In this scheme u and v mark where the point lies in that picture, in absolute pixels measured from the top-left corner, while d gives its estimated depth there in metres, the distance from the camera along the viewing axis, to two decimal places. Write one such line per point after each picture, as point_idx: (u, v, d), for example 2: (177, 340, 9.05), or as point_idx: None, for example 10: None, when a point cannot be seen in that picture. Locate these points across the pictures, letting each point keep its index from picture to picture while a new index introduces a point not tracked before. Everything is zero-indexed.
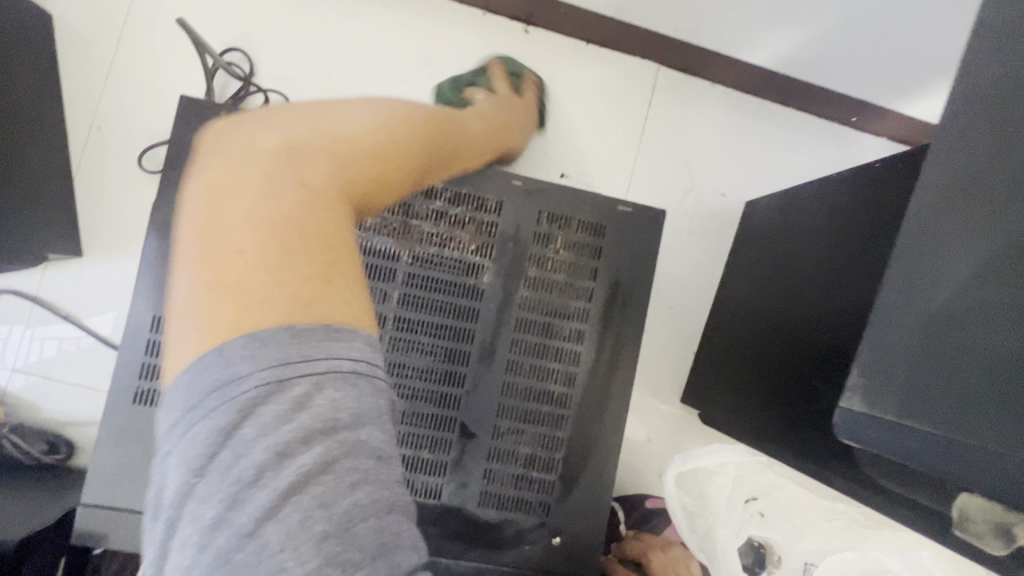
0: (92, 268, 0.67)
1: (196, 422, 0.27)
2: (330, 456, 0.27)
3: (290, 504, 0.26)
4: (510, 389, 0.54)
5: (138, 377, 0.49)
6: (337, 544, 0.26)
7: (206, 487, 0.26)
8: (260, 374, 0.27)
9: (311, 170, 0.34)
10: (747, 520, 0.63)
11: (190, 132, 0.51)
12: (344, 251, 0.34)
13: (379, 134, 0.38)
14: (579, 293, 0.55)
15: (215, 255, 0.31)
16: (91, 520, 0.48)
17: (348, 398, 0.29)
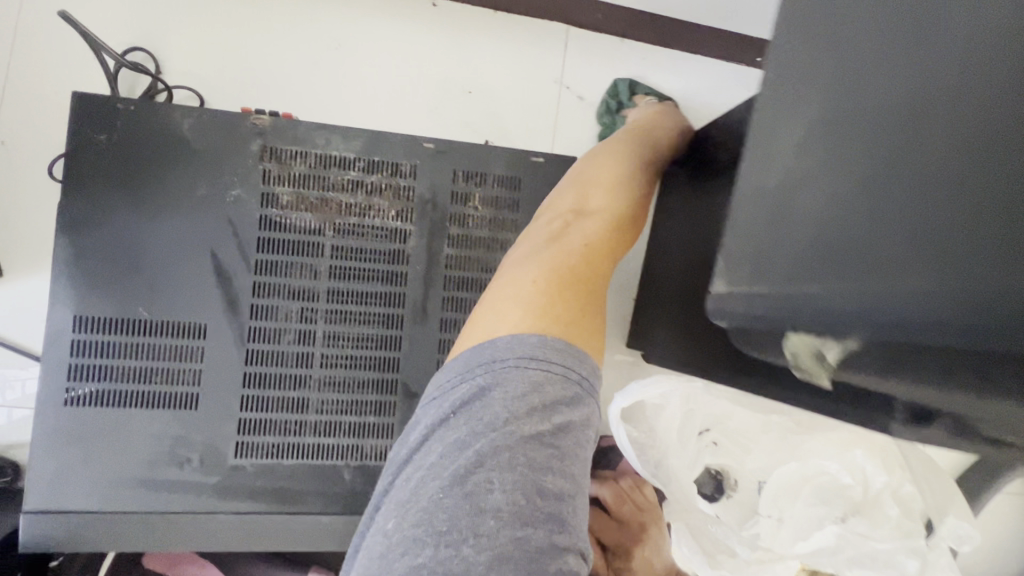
0: (15, 286, 0.66)
1: (466, 377, 0.40)
2: (543, 434, 0.38)
3: (511, 453, 0.37)
4: (446, 345, 0.55)
5: (68, 378, 0.49)
6: (535, 488, 0.36)
7: (459, 419, 0.38)
8: (518, 360, 0.39)
9: (567, 240, 0.49)
10: (701, 451, 0.67)
11: (88, 130, 0.50)
12: (583, 301, 0.45)
13: (624, 229, 0.53)
14: (502, 245, 0.57)
15: (507, 282, 0.45)
16: (38, 526, 0.48)
17: (571, 401, 0.40)
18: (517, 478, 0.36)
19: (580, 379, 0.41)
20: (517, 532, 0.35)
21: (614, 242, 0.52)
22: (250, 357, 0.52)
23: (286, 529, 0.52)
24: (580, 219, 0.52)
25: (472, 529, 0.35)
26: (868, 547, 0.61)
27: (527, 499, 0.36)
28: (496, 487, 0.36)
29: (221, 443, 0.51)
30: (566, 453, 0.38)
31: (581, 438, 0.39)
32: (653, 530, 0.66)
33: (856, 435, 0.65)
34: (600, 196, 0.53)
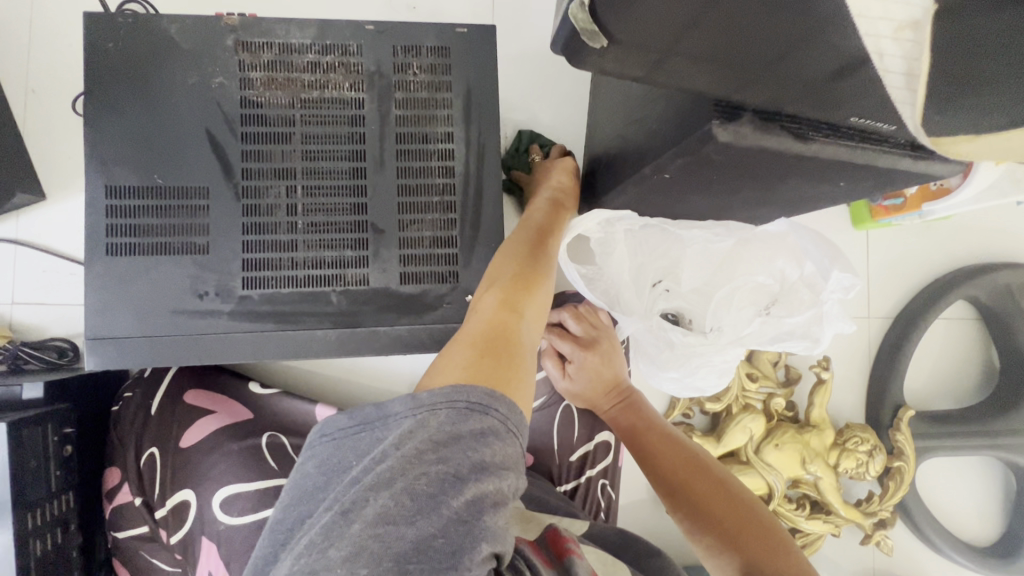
0: (59, 205, 0.80)
1: (360, 426, 0.42)
2: (425, 459, 0.39)
3: (392, 481, 0.38)
4: (404, 189, 0.67)
5: (106, 234, 0.62)
6: (408, 495, 0.37)
7: (351, 456, 0.40)
8: (408, 410, 0.41)
9: (477, 320, 0.54)
10: (656, 296, 0.79)
11: (99, 40, 0.63)
12: (493, 356, 0.48)
13: (530, 288, 0.59)
14: (442, 104, 0.68)
15: (428, 369, 0.48)
16: (98, 349, 0.61)
17: (460, 426, 0.41)
18: (392, 491, 0.37)
19: (475, 403, 0.42)
20: (382, 532, 0.36)
21: (516, 302, 0.57)
22: (246, 210, 0.65)
23: (292, 344, 0.65)
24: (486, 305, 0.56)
25: (341, 538, 0.36)
26: (785, 327, 0.72)
27: (403, 507, 0.37)
28: (370, 502, 0.37)
29: (230, 279, 0.64)
30: (451, 463, 0.39)
31: (473, 449, 0.40)
32: (606, 344, 0.76)
33: (776, 245, 0.73)
34: (501, 270, 0.61)
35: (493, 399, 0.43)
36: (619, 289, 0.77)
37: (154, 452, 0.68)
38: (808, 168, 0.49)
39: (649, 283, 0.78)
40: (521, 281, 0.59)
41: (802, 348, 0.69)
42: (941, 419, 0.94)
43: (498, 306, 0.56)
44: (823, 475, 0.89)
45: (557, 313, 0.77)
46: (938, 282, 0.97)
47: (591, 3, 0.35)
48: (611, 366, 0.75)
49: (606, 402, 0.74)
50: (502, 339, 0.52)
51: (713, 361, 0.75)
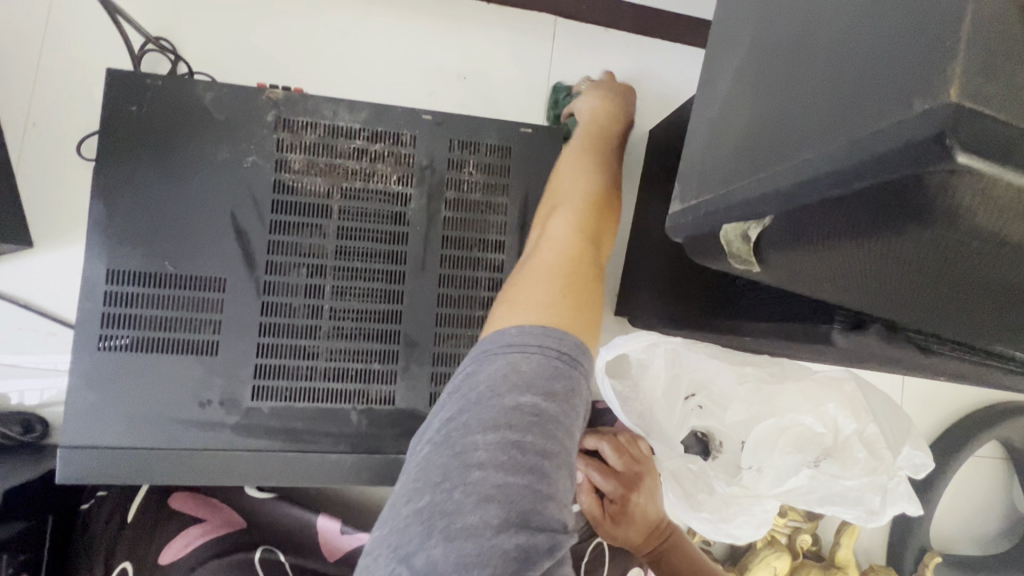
0: (45, 256, 0.71)
1: (458, 379, 0.45)
2: (525, 406, 0.41)
3: (497, 426, 0.41)
4: (444, 298, 0.61)
5: (100, 326, 0.54)
6: (515, 447, 0.40)
7: (453, 407, 0.43)
8: (498, 348, 0.44)
9: (549, 246, 0.54)
10: (687, 414, 0.71)
11: (120, 102, 0.55)
12: (568, 291, 0.49)
13: (601, 214, 0.60)
14: (496, 208, 0.62)
15: (506, 301, 0.50)
16: (73, 459, 0.53)
17: (551, 372, 0.43)
18: (500, 441, 0.40)
19: (561, 353, 0.44)
20: (501, 481, 0.39)
21: (589, 231, 0.57)
22: (265, 309, 0.57)
23: (299, 468, 0.57)
24: (558, 228, 0.56)
25: (465, 483, 0.39)
26: (837, 486, 0.67)
27: (510, 456, 0.40)
28: (480, 446, 0.40)
29: (239, 387, 0.56)
30: (541, 417, 0.41)
31: (561, 399, 0.43)
32: (648, 480, 0.70)
33: (828, 390, 0.68)
34: (568, 187, 0.59)
35: (581, 351, 0.46)
36: (650, 405, 0.71)
37: (127, 566, 0.59)
38: (917, 369, 0.44)
39: (681, 397, 0.71)
40: (591, 206, 0.59)
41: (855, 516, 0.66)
42: (965, 565, 0.90)
43: (572, 233, 0.56)
44: None
45: (594, 440, 0.71)
46: (972, 419, 0.93)
47: (757, 237, 0.32)
48: (653, 505, 0.69)
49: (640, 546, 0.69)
50: (575, 270, 0.52)
51: (750, 506, 0.69)
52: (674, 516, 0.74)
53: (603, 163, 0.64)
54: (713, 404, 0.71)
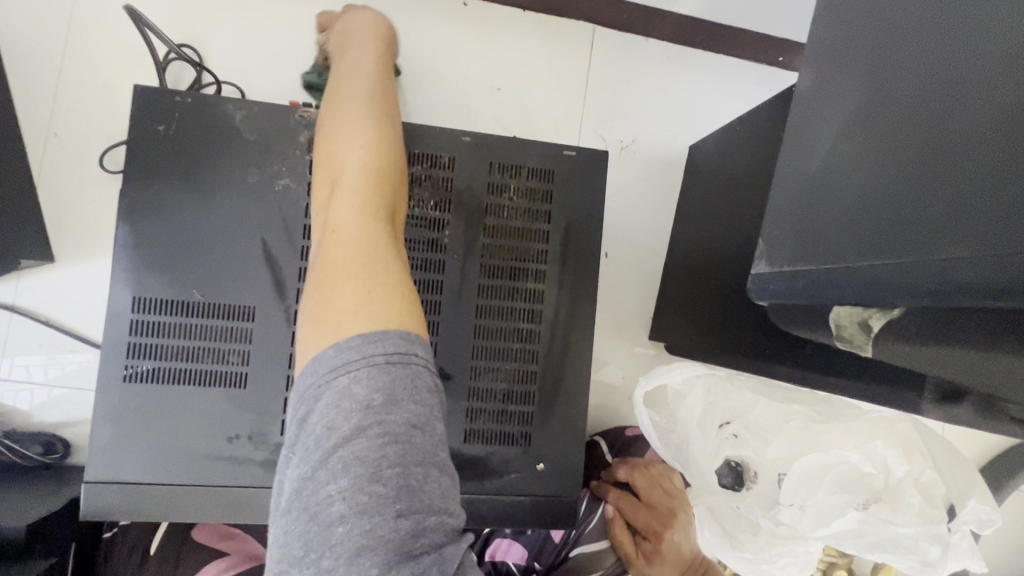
0: (67, 271, 0.68)
1: (297, 409, 0.36)
2: (364, 429, 0.34)
3: (353, 463, 0.33)
4: (482, 331, 0.58)
5: (126, 356, 0.52)
6: (372, 482, 0.33)
7: (298, 452, 0.35)
8: (322, 377, 0.36)
9: (342, 221, 0.43)
10: (723, 444, 0.68)
11: (150, 121, 0.53)
12: (364, 279, 0.40)
13: (390, 181, 0.46)
14: (537, 236, 0.59)
15: (326, 299, 0.40)
16: (97, 495, 0.51)
17: (386, 383, 0.35)
18: (352, 481, 0.33)
19: (394, 355, 0.36)
20: (365, 523, 0.32)
21: (379, 203, 0.45)
22: (296, 339, 0.54)
23: None
24: (343, 210, 0.43)
25: (326, 544, 0.32)
26: (890, 531, 0.62)
27: (371, 491, 0.33)
28: (334, 498, 0.33)
29: (268, 422, 0.54)
30: (399, 433, 0.34)
31: (413, 406, 0.35)
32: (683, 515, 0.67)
33: (877, 427, 0.66)
34: (352, 161, 0.45)
35: (410, 343, 0.37)
36: (688, 437, 0.68)
37: None
38: None
39: (716, 425, 0.68)
40: (380, 173, 0.46)
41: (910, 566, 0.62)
42: None
43: (367, 207, 0.43)
44: None
45: (624, 475, 0.69)
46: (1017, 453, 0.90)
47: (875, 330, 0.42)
48: (688, 543, 0.66)
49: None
50: (390, 247, 0.43)
51: (793, 548, 0.64)
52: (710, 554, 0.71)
53: (387, 117, 0.48)
54: (750, 434, 0.68)
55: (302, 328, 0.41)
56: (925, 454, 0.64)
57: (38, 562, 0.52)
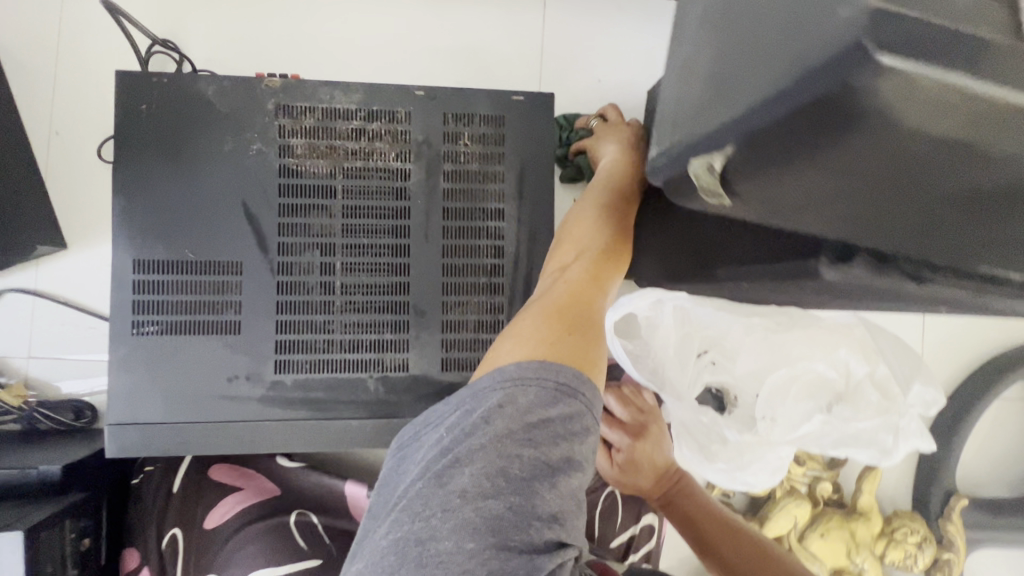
0: (80, 255, 0.76)
1: (455, 399, 0.45)
2: (512, 434, 0.41)
3: (490, 456, 0.41)
4: (450, 268, 0.63)
5: (133, 312, 0.58)
6: (501, 475, 0.40)
7: (447, 428, 0.43)
8: (499, 382, 0.44)
9: (552, 293, 0.55)
10: (701, 370, 0.72)
11: (133, 101, 0.58)
12: (566, 330, 0.49)
13: (608, 259, 0.60)
14: (493, 177, 0.64)
15: (515, 331, 0.50)
16: (119, 435, 0.58)
17: (547, 407, 0.43)
18: (483, 467, 0.40)
19: (563, 386, 0.44)
20: (481, 504, 0.39)
21: (581, 277, 0.56)
22: (281, 288, 0.60)
23: (324, 434, 0.60)
24: (556, 286, 0.56)
25: (445, 509, 0.39)
26: (851, 428, 0.67)
27: (497, 482, 0.40)
28: (466, 476, 0.40)
29: (263, 362, 0.60)
30: (540, 447, 0.41)
31: (564, 435, 0.43)
32: (655, 428, 0.72)
33: (840, 336, 0.69)
34: (583, 238, 0.61)
35: (580, 382, 0.45)
36: (661, 361, 0.72)
37: (177, 532, 0.64)
38: (911, 300, 0.44)
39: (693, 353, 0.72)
40: (593, 259, 0.59)
41: (870, 456, 0.66)
42: (995, 507, 0.89)
43: (586, 278, 0.57)
44: (870, 567, 0.84)
45: (600, 395, 0.74)
46: (997, 361, 0.92)
47: (722, 168, 0.33)
48: (661, 453, 0.71)
49: (652, 494, 0.70)
50: (581, 320, 0.51)
51: (765, 455, 0.70)
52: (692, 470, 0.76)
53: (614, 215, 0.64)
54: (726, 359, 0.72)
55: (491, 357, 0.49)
56: (880, 351, 0.68)
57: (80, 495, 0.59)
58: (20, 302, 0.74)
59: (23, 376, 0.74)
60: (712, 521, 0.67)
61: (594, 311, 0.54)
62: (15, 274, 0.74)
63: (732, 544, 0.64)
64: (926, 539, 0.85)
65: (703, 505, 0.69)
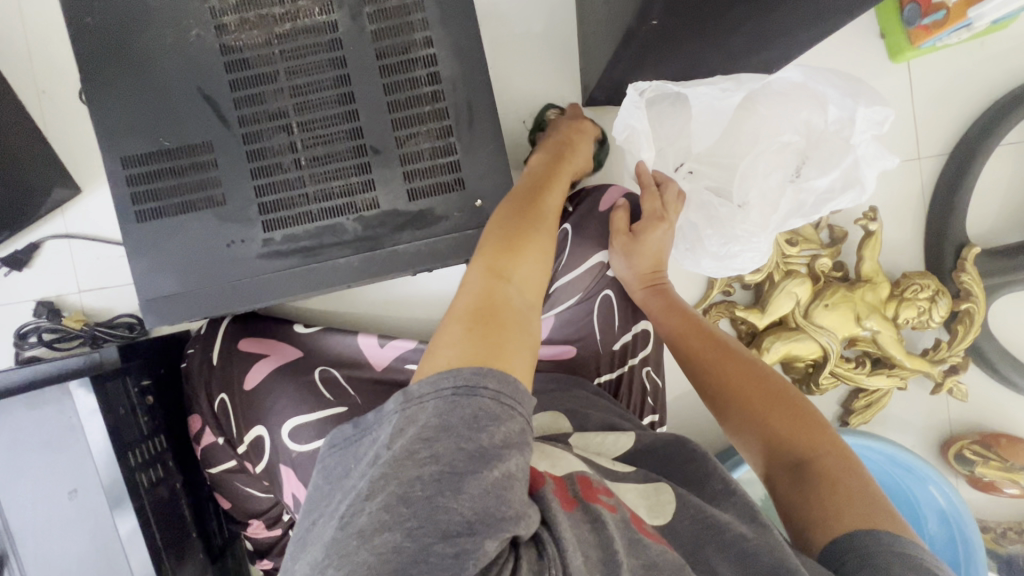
0: (95, 196, 0.85)
1: (361, 446, 0.43)
2: (407, 449, 0.38)
3: (379, 489, 0.36)
4: (395, 105, 0.67)
5: (133, 203, 0.66)
6: (400, 500, 0.36)
7: (352, 480, 0.40)
8: (395, 403, 0.41)
9: (468, 290, 0.50)
10: (680, 180, 0.82)
11: (82, 15, 0.65)
12: (491, 327, 0.46)
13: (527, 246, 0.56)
14: (414, 8, 0.66)
15: (445, 335, 0.46)
16: (153, 305, 0.67)
17: (453, 407, 0.39)
18: (381, 499, 0.36)
19: (462, 386, 0.40)
20: (377, 540, 0.34)
21: (498, 268, 0.52)
22: (252, 156, 0.67)
23: (321, 276, 0.68)
24: (475, 287, 0.51)
25: (341, 555, 0.34)
26: (819, 184, 0.73)
27: (396, 511, 0.35)
28: (361, 510, 0.36)
29: (251, 226, 0.67)
30: (445, 459, 0.37)
31: (471, 434, 0.39)
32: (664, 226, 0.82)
33: (800, 98, 0.72)
34: (494, 228, 0.58)
35: (482, 377, 0.41)
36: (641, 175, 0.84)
37: (225, 396, 0.76)
38: None
39: (672, 167, 0.80)
40: (507, 253, 0.54)
41: (851, 198, 0.72)
42: (1009, 250, 0.87)
43: (485, 272, 0.52)
44: (882, 328, 0.84)
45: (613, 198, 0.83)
46: (999, 102, 0.87)
47: None
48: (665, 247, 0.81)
49: (640, 285, 0.81)
50: (500, 308, 0.48)
51: (755, 242, 0.76)
52: (687, 266, 0.85)
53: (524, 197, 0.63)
54: (706, 168, 0.80)
55: (428, 356, 0.45)
56: (827, 93, 0.70)
57: (137, 361, 0.71)
58: (57, 246, 0.85)
59: (79, 307, 0.86)
60: (694, 334, 0.74)
61: (517, 307, 0.50)
62: (46, 223, 0.84)
63: (717, 353, 0.71)
64: (939, 293, 0.84)
65: (680, 316, 0.76)
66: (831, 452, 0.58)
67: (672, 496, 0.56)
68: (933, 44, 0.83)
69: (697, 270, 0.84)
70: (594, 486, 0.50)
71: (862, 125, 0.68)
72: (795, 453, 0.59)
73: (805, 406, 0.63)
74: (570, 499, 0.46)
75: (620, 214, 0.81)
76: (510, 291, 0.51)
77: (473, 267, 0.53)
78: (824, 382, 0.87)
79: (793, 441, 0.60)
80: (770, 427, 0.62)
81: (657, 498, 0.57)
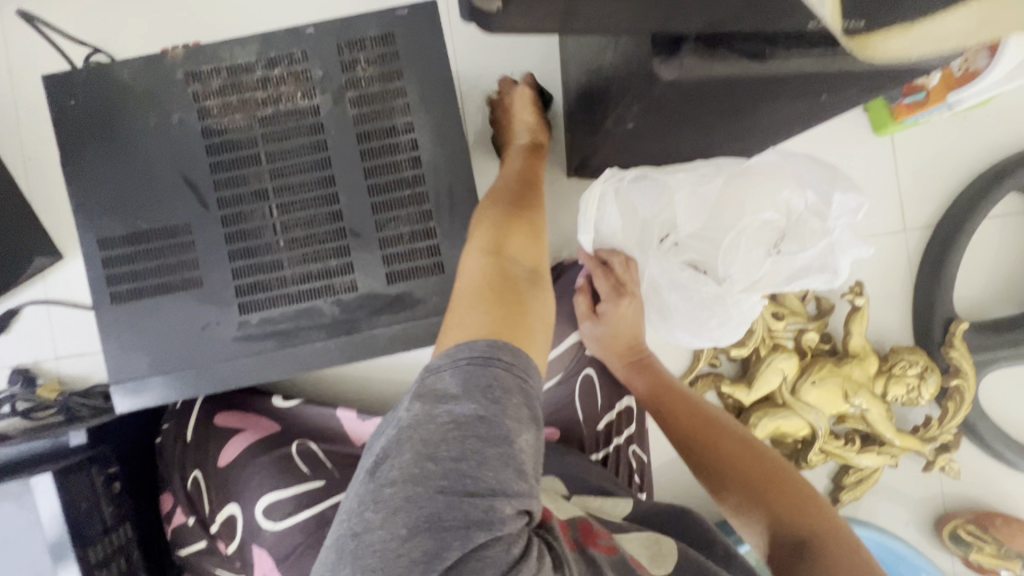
0: (76, 262, 0.85)
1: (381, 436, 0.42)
2: (430, 422, 0.40)
3: (410, 463, 0.38)
4: (375, 188, 0.67)
5: (109, 285, 0.66)
6: (430, 463, 0.38)
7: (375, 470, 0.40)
8: (415, 389, 0.42)
9: (473, 274, 0.52)
10: (664, 253, 0.77)
11: (66, 99, 0.65)
12: (502, 310, 0.47)
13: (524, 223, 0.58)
14: (396, 93, 0.67)
15: (458, 323, 0.47)
16: (125, 392, 0.66)
17: (471, 390, 0.40)
18: (413, 465, 0.38)
19: (476, 358, 0.42)
20: (413, 494, 0.37)
21: (500, 248, 0.53)
22: (230, 238, 0.66)
23: (297, 359, 0.67)
24: (481, 274, 0.51)
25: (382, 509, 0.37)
26: (798, 262, 0.72)
27: (426, 470, 0.38)
28: (397, 476, 0.38)
29: (227, 308, 0.66)
30: (467, 429, 0.39)
31: (484, 402, 0.40)
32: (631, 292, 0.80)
33: (782, 182, 0.72)
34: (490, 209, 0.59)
35: (495, 349, 0.43)
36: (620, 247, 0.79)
37: (197, 474, 0.75)
38: (781, 84, 0.44)
39: (655, 240, 0.77)
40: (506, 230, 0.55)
41: (821, 281, 0.73)
42: (999, 326, 0.86)
43: (488, 257, 0.53)
44: (870, 406, 0.83)
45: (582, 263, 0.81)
46: (983, 177, 0.87)
47: None
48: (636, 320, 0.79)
49: (619, 361, 0.80)
50: (511, 292, 0.49)
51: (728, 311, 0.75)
52: (660, 332, 0.84)
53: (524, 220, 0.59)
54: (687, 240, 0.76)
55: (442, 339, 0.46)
56: (805, 178, 0.72)
57: (105, 446, 0.69)
58: (36, 312, 0.84)
59: (56, 374, 0.85)
60: (682, 410, 0.73)
61: (528, 288, 0.51)
62: (26, 289, 0.83)
63: (712, 432, 0.69)
64: (928, 369, 0.83)
65: (671, 393, 0.75)
66: (830, 536, 0.54)
67: (672, 545, 0.56)
68: (916, 120, 0.84)
69: (669, 335, 0.84)
70: (594, 531, 0.51)
71: (838, 211, 0.71)
72: (796, 535, 0.55)
73: (802, 488, 0.60)
74: (573, 541, 0.48)
75: (583, 296, 0.81)
76: (519, 272, 0.52)
77: (475, 246, 0.54)
78: (814, 459, 0.85)
79: (790, 518, 0.57)
80: (770, 509, 0.59)
81: (657, 547, 0.55)
